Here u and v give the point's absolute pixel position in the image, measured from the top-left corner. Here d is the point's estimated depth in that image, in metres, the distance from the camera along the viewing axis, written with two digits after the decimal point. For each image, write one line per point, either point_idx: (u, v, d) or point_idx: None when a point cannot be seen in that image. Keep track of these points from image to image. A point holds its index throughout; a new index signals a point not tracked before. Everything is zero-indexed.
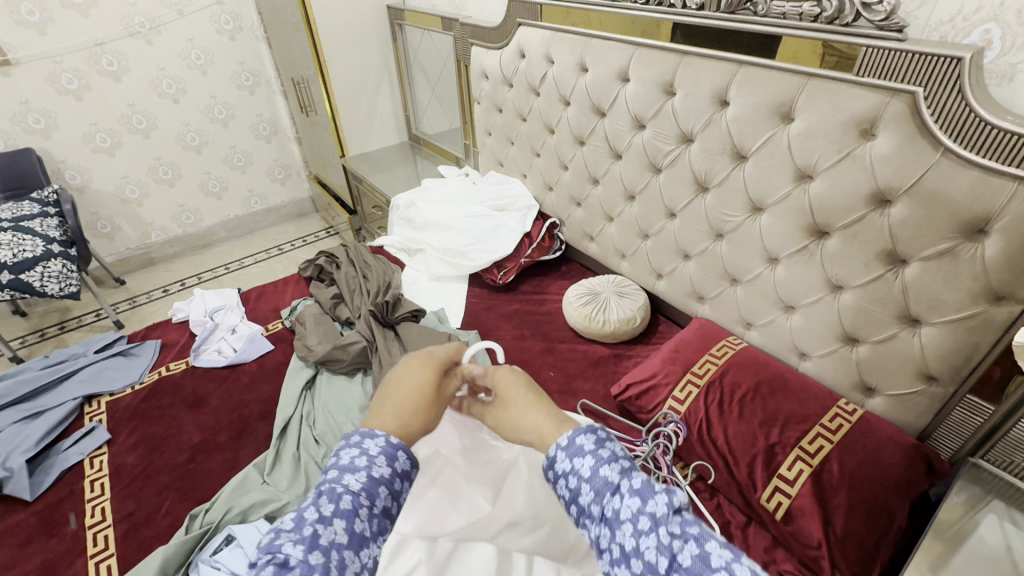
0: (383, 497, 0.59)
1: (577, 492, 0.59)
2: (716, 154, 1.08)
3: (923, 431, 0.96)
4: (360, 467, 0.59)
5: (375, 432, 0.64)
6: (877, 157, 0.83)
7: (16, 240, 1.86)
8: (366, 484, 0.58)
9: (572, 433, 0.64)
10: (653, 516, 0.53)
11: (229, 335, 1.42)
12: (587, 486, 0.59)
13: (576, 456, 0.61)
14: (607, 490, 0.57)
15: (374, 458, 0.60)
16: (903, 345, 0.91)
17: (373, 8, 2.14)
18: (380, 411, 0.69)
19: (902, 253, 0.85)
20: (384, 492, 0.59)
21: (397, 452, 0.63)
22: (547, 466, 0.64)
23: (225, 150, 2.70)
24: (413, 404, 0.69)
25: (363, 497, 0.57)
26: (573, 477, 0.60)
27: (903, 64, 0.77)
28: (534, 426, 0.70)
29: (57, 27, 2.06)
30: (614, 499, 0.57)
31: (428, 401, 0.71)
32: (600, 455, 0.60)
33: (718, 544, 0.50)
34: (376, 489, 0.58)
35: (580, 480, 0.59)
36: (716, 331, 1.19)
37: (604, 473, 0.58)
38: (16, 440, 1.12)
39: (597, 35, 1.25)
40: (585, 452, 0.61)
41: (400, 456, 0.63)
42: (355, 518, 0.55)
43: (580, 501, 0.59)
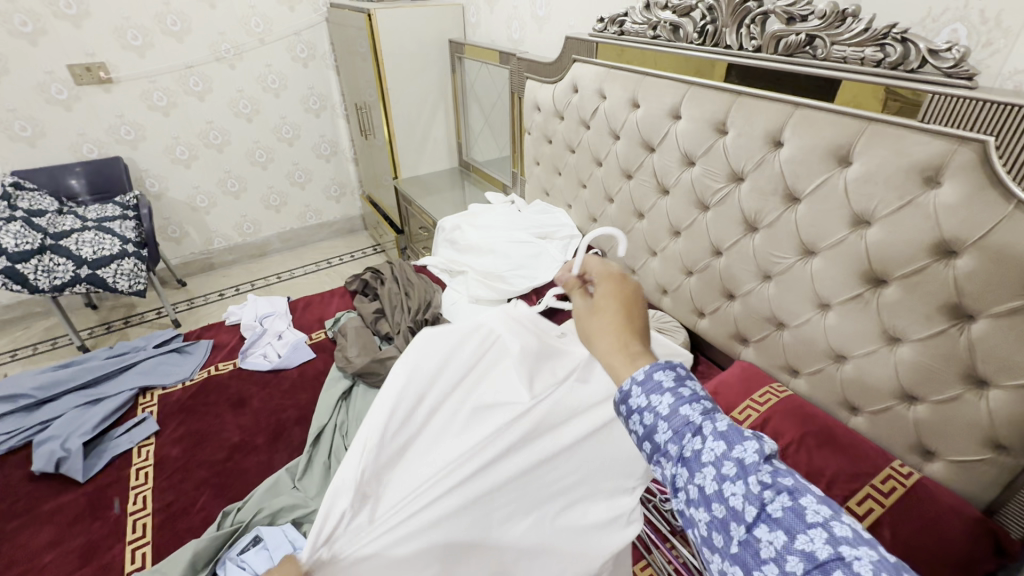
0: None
1: (652, 431, 0.49)
2: (768, 194, 1.06)
3: (990, 504, 0.87)
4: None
5: None
6: (942, 206, 0.80)
7: (96, 239, 2.02)
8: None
9: (649, 367, 0.53)
10: (741, 463, 0.44)
11: (276, 340, 1.49)
12: (664, 424, 0.48)
13: (654, 390, 0.50)
14: (687, 431, 0.47)
15: None
16: (967, 407, 0.84)
17: (435, 41, 2.26)
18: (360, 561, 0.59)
19: (970, 308, 0.80)
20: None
21: None
22: (617, 398, 0.53)
23: (288, 167, 2.87)
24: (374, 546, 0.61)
25: None
26: (648, 412, 0.49)
27: (973, 112, 0.75)
28: (602, 356, 0.58)
29: (155, 50, 2.29)
30: (695, 440, 0.47)
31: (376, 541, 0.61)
32: (681, 393, 0.49)
33: (816, 498, 0.41)
34: None
35: (656, 417, 0.49)
36: (759, 376, 1.15)
37: (685, 412, 0.48)
38: (76, 423, 1.20)
39: (651, 73, 1.27)
40: (663, 389, 0.50)
41: None
42: None
43: (654, 438, 0.49)
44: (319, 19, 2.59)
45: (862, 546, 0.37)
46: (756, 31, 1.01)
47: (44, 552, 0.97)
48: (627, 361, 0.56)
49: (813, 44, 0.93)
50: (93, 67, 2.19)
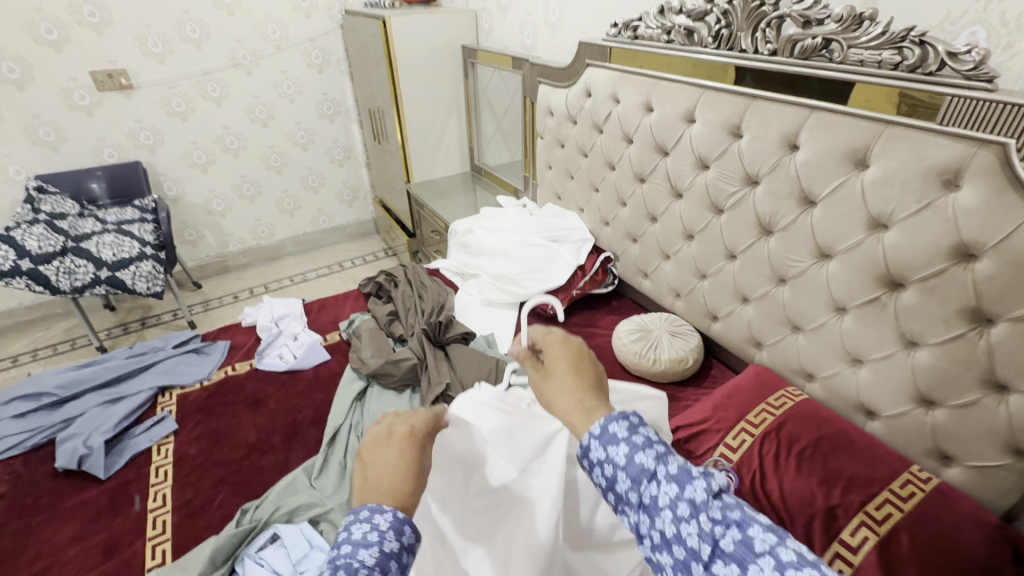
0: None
1: (613, 481, 0.52)
2: (783, 198, 1.06)
3: (1011, 511, 0.86)
4: (372, 542, 0.49)
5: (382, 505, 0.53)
6: (961, 209, 0.79)
7: (116, 241, 2.06)
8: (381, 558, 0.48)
9: (604, 420, 0.56)
10: (692, 503, 0.48)
11: (291, 342, 1.51)
12: (623, 474, 0.51)
13: (609, 444, 0.53)
14: (643, 477, 0.50)
15: (383, 534, 0.50)
16: (987, 412, 0.83)
17: (448, 47, 2.28)
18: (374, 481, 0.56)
19: (989, 311, 0.80)
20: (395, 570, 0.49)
21: (403, 527, 0.52)
22: (579, 455, 0.56)
23: (302, 171, 2.91)
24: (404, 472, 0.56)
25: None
26: (607, 465, 0.53)
27: (992, 114, 0.75)
28: (563, 417, 0.59)
29: (174, 57, 2.34)
30: (651, 486, 0.50)
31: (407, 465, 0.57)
32: (634, 441, 0.52)
33: (762, 528, 0.45)
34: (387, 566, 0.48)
35: (615, 469, 0.52)
36: (774, 380, 1.14)
37: (640, 460, 0.51)
38: (98, 421, 1.22)
39: (665, 77, 1.28)
40: (618, 440, 0.53)
41: (407, 531, 0.52)
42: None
43: (616, 489, 0.52)
44: (334, 25, 2.63)
45: (806, 568, 0.41)
46: (772, 36, 1.01)
47: (67, 547, 0.99)
48: (586, 419, 0.58)
49: (829, 47, 0.93)
50: (114, 73, 2.25)
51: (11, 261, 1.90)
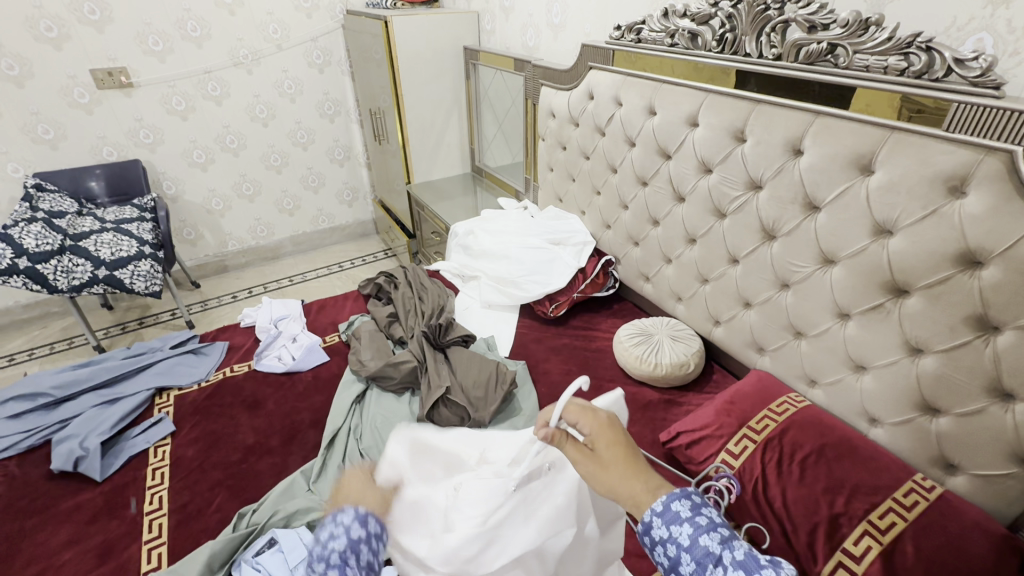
0: (365, 551, 0.66)
1: (677, 561, 0.57)
2: (787, 203, 1.05)
3: (1015, 521, 0.85)
4: (340, 532, 0.66)
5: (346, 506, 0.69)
6: (967, 215, 0.79)
7: (115, 240, 2.05)
8: (349, 542, 0.65)
9: (666, 497, 0.61)
10: None
11: (290, 343, 1.49)
12: (687, 556, 0.56)
13: (673, 523, 0.58)
14: (708, 561, 0.55)
15: (349, 526, 0.67)
16: (993, 421, 0.82)
17: (450, 47, 2.27)
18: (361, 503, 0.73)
19: (994, 319, 0.79)
20: (367, 548, 0.66)
21: (368, 517, 0.69)
22: (641, 531, 0.61)
23: (301, 171, 2.90)
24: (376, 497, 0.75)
25: (350, 554, 0.65)
26: (671, 545, 0.58)
27: (998, 121, 0.74)
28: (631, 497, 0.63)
29: (175, 55, 2.33)
30: (716, 570, 0.54)
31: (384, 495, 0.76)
32: (698, 522, 0.58)
33: None
34: (359, 547, 0.66)
35: (678, 548, 0.57)
36: (776, 385, 1.13)
37: (705, 543, 0.56)
38: (94, 422, 1.21)
39: (667, 81, 1.27)
40: (681, 519, 0.58)
41: (371, 520, 0.69)
42: (346, 569, 0.63)
43: (680, 569, 0.57)
44: (336, 25, 2.62)
45: None
46: (777, 40, 1.00)
47: (62, 551, 0.98)
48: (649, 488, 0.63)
49: (835, 52, 0.93)
50: (114, 71, 2.24)
51: (9, 260, 1.88)
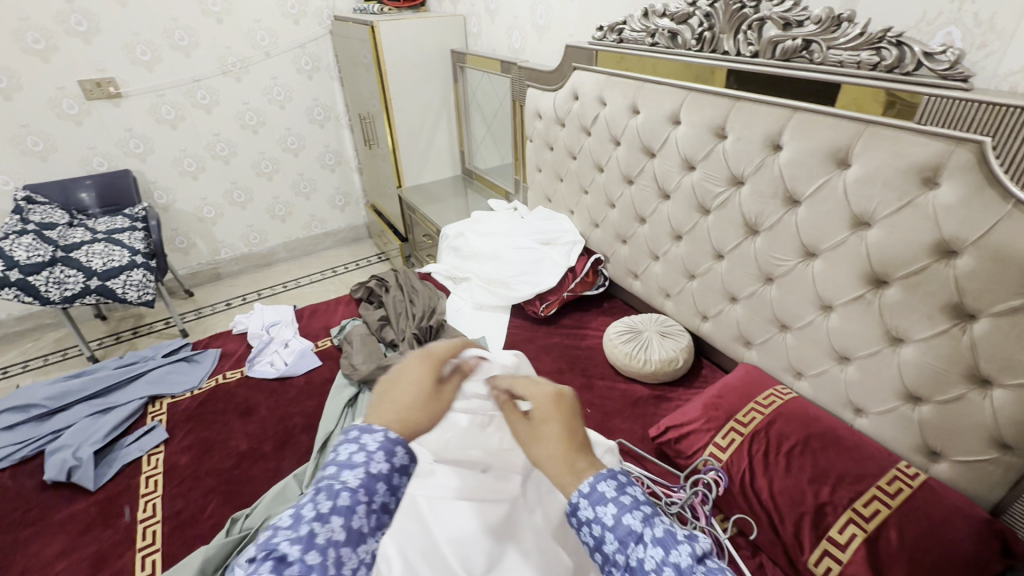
0: (382, 494, 0.55)
1: (601, 542, 0.53)
2: (768, 198, 1.07)
3: (997, 505, 0.87)
4: (358, 463, 0.55)
5: (374, 427, 0.60)
6: (941, 206, 0.80)
7: (106, 250, 2.05)
8: (366, 478, 0.54)
9: (594, 479, 0.56)
10: (677, 567, 0.48)
11: (282, 348, 1.50)
12: (611, 535, 0.52)
13: (598, 503, 0.54)
14: (630, 540, 0.51)
15: (371, 454, 0.56)
16: (972, 408, 0.84)
17: (437, 51, 2.29)
18: (381, 408, 0.64)
19: (971, 307, 0.81)
20: (383, 488, 0.55)
21: (396, 447, 0.59)
22: (568, 511, 0.56)
23: (293, 177, 2.90)
24: (412, 399, 0.65)
25: (362, 493, 0.53)
26: (596, 525, 0.53)
27: (966, 113, 0.76)
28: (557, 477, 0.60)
29: (162, 65, 2.33)
30: (638, 548, 0.51)
31: (427, 394, 0.66)
32: (623, 502, 0.54)
33: None
34: (375, 485, 0.55)
35: (603, 529, 0.53)
36: (763, 378, 1.15)
37: (629, 522, 0.52)
38: (87, 432, 1.21)
39: (650, 80, 1.29)
40: (606, 500, 0.54)
41: (399, 451, 0.59)
42: (353, 515, 0.52)
43: (603, 549, 0.53)
44: (323, 31, 2.63)
45: None
46: (754, 37, 1.02)
47: (55, 561, 0.98)
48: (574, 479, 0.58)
49: (810, 48, 0.94)
50: (103, 82, 2.24)
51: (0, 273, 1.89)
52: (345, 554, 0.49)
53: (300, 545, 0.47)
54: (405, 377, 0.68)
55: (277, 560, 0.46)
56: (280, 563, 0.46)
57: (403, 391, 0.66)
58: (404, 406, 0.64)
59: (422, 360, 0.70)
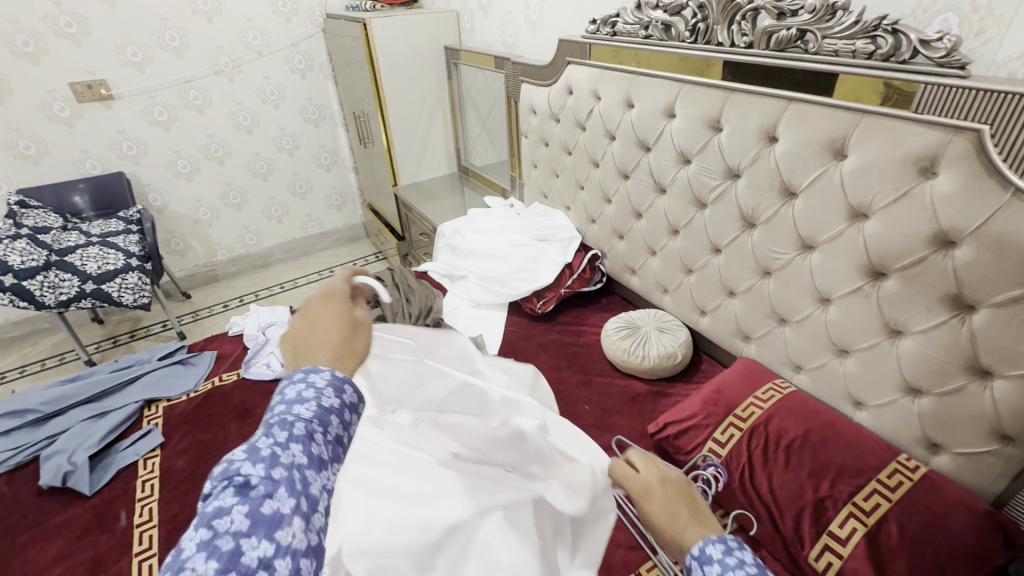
0: (335, 426, 0.52)
1: None
2: (765, 190, 1.05)
3: (999, 497, 0.86)
4: (308, 399, 0.51)
5: (319, 367, 0.56)
6: (939, 195, 0.79)
7: (101, 253, 2.04)
8: (318, 411, 0.51)
9: (703, 542, 0.58)
10: None
11: (278, 350, 1.49)
12: None
13: (706, 564, 0.56)
14: None
15: (321, 391, 0.53)
16: (972, 399, 0.83)
17: (430, 48, 2.27)
18: (311, 349, 0.59)
19: (970, 298, 0.80)
20: (335, 421, 0.52)
21: (344, 384, 0.55)
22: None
23: (288, 177, 2.89)
24: (341, 334, 0.62)
25: (315, 425, 0.50)
26: None
27: (964, 101, 0.75)
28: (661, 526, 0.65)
29: (154, 66, 2.31)
30: None
31: (352, 328, 0.64)
32: (727, 562, 0.54)
33: None
34: (328, 417, 0.51)
35: None
36: (762, 373, 1.14)
37: None
38: (82, 436, 1.20)
39: (644, 73, 1.27)
40: (713, 560, 0.55)
41: (348, 389, 0.56)
42: (311, 443, 0.48)
43: None
44: (316, 30, 2.61)
45: None
46: (747, 28, 1.00)
47: (52, 566, 0.97)
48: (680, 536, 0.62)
49: (804, 38, 0.93)
50: (94, 84, 2.22)
51: None
52: (309, 476, 0.46)
53: (264, 465, 0.44)
54: (322, 320, 0.64)
55: (239, 486, 0.43)
56: (244, 487, 0.43)
57: (325, 331, 0.62)
58: (333, 342, 0.60)
59: (325, 302, 0.67)
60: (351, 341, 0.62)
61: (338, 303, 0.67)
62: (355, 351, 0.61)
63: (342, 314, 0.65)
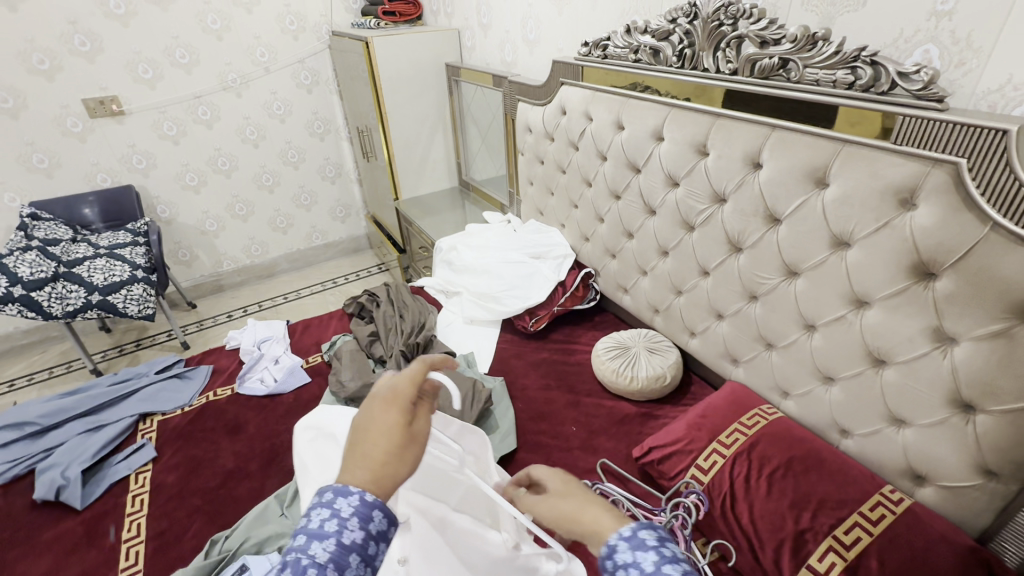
0: (354, 567, 0.49)
1: None
2: (750, 215, 1.05)
3: (984, 533, 0.85)
4: (329, 533, 0.49)
5: (348, 487, 0.52)
6: (918, 227, 0.79)
7: (108, 265, 2.09)
8: (336, 552, 0.48)
9: (638, 523, 0.53)
10: None
11: (272, 365, 1.51)
12: None
13: (638, 548, 0.51)
14: None
15: (344, 522, 0.50)
16: (954, 432, 0.82)
17: (432, 64, 2.30)
18: (352, 462, 0.54)
19: (951, 330, 0.79)
20: (357, 559, 0.49)
21: (372, 511, 0.51)
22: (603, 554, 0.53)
23: (293, 190, 2.94)
24: (385, 452, 0.54)
25: (331, 569, 0.47)
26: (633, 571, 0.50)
27: (942, 134, 0.74)
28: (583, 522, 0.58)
29: (164, 82, 2.38)
30: None
31: (400, 443, 0.55)
32: (663, 552, 0.50)
33: None
34: (346, 557, 0.48)
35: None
36: (750, 397, 1.13)
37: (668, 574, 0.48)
38: (77, 450, 1.23)
39: (634, 96, 1.28)
40: (648, 545, 0.51)
41: (377, 516, 0.51)
42: None
43: None
44: (322, 46, 2.67)
45: None
46: (732, 55, 1.01)
47: None
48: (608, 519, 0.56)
49: (787, 66, 0.93)
50: (106, 100, 2.29)
51: (4, 289, 1.93)
52: None
53: None
54: (372, 424, 0.55)
55: None
56: None
57: (371, 444, 0.54)
58: (376, 461, 0.54)
59: (388, 396, 0.57)
60: (393, 462, 0.54)
61: (399, 404, 0.56)
62: (396, 475, 0.54)
63: (397, 421, 0.55)
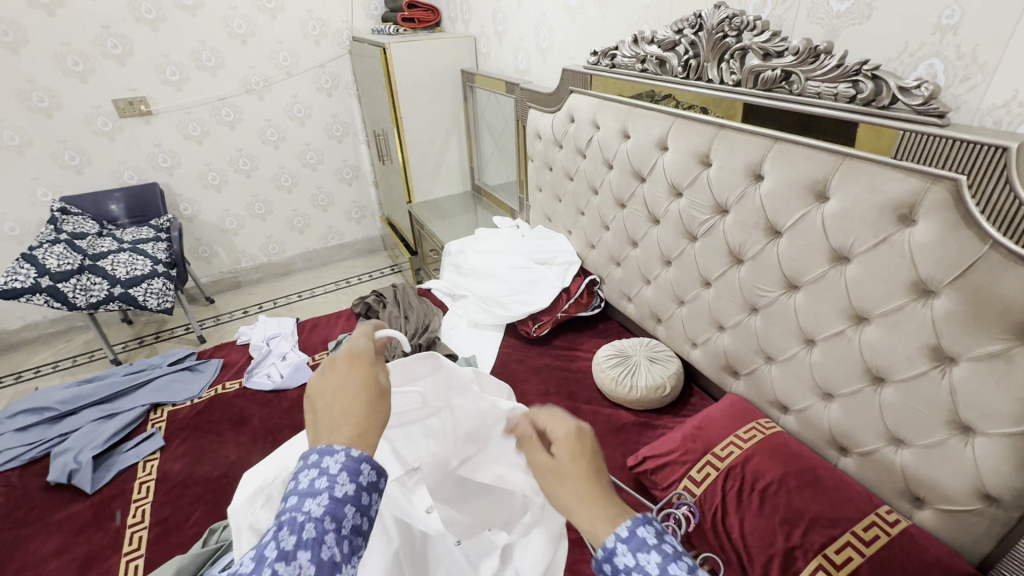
0: (351, 517, 0.48)
1: None
2: (751, 227, 1.05)
3: (983, 559, 0.82)
4: (321, 489, 0.47)
5: (335, 446, 0.51)
6: (916, 243, 0.78)
7: (130, 259, 2.17)
8: (330, 506, 0.47)
9: (632, 520, 0.47)
10: None
11: (279, 361, 1.55)
12: None
13: (640, 550, 0.45)
14: None
15: (334, 478, 0.48)
16: (951, 454, 0.80)
17: (447, 70, 2.34)
18: (332, 426, 0.53)
19: (949, 350, 0.77)
20: (352, 511, 0.48)
21: (361, 465, 0.50)
22: (599, 556, 0.47)
23: (311, 191, 3.00)
24: (365, 403, 0.55)
25: (327, 521, 0.46)
26: None
27: (942, 149, 0.73)
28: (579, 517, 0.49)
29: (191, 85, 2.46)
30: None
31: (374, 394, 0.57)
32: (665, 550, 0.45)
33: None
34: (342, 510, 0.47)
35: None
36: (748, 411, 1.12)
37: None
38: (90, 436, 1.28)
39: (640, 105, 1.29)
40: (649, 546, 0.45)
41: (365, 469, 0.50)
42: (321, 546, 0.45)
43: None
44: (343, 51, 2.73)
45: None
46: (736, 66, 1.01)
47: (48, 560, 1.04)
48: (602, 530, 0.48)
49: (789, 79, 0.93)
50: (135, 100, 2.38)
51: (33, 279, 2.02)
52: None
53: None
54: (343, 386, 0.57)
55: None
56: None
57: (347, 404, 0.55)
58: (356, 415, 0.54)
59: (350, 362, 0.60)
60: (365, 407, 0.55)
61: (364, 362, 0.59)
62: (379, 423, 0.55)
63: (366, 377, 0.58)
